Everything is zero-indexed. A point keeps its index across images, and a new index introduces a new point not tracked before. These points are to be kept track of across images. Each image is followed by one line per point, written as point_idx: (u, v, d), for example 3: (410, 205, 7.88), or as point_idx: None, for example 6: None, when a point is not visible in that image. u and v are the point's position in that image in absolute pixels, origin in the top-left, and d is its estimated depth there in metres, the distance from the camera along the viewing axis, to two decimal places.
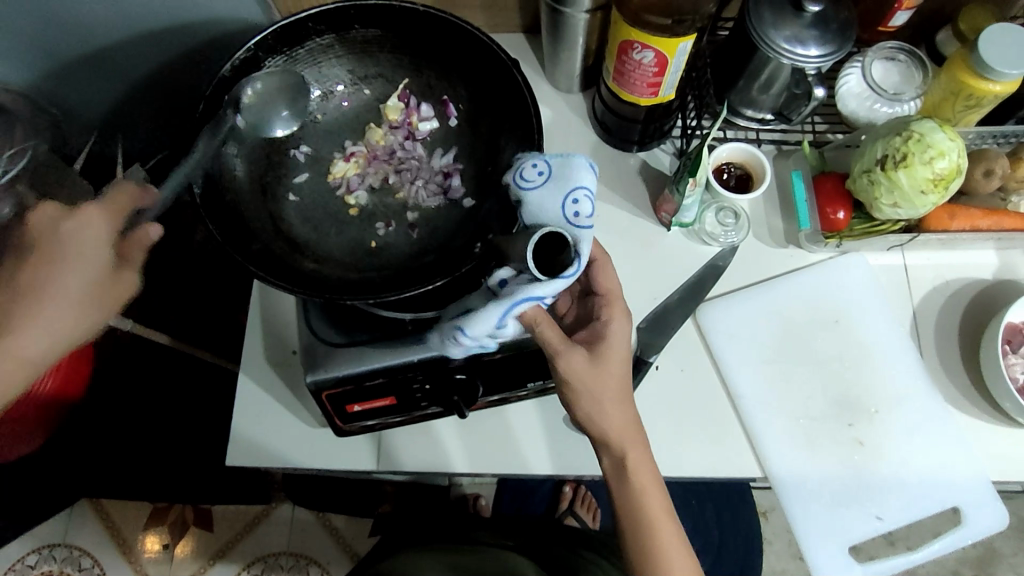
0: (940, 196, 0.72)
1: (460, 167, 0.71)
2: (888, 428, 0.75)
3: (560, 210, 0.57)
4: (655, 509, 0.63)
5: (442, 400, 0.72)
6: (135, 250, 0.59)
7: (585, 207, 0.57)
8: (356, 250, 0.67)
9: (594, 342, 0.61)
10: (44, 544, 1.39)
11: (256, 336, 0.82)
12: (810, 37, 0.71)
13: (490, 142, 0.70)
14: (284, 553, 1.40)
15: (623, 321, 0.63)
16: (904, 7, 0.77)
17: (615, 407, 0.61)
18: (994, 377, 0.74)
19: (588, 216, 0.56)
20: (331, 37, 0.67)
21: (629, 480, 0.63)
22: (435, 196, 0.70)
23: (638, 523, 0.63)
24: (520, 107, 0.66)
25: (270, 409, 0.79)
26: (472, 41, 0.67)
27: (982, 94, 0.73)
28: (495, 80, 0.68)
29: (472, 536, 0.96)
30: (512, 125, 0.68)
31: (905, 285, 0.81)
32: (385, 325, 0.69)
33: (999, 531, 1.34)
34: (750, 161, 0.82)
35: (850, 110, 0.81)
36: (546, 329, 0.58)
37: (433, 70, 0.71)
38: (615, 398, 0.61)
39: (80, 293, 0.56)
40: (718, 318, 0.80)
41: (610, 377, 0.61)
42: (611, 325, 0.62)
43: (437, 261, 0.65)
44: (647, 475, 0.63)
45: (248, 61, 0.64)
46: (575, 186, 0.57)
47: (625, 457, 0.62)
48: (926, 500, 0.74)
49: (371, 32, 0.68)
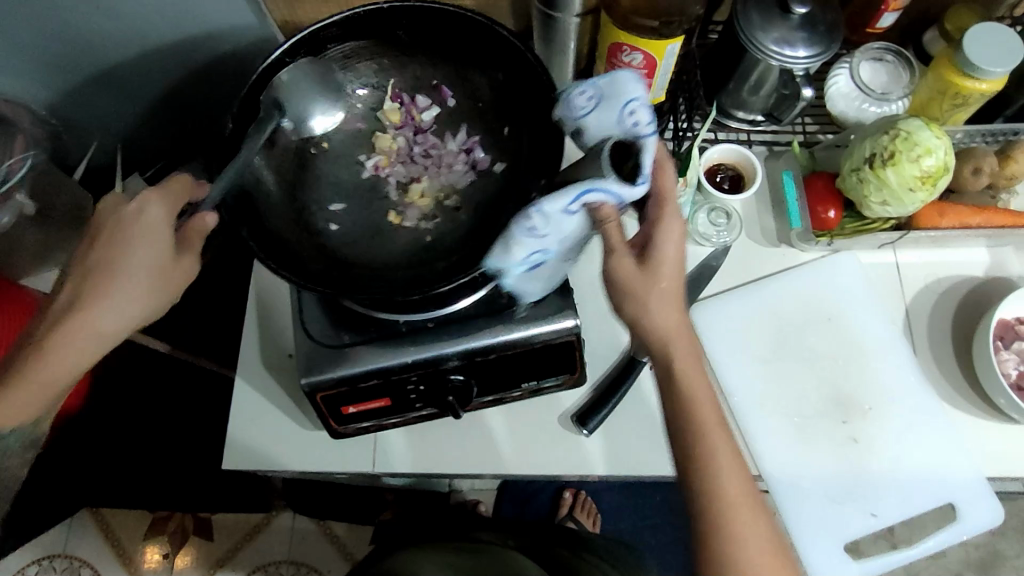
0: (928, 194, 0.73)
1: (478, 138, 0.70)
2: (881, 426, 0.76)
3: (618, 124, 0.60)
4: (708, 425, 0.55)
5: (436, 400, 0.72)
6: (194, 235, 0.63)
7: (641, 113, 0.59)
8: (412, 246, 0.67)
9: (646, 244, 0.58)
10: (44, 555, 1.39)
11: (252, 341, 0.82)
12: (798, 39, 0.72)
13: (517, 134, 0.69)
14: (285, 562, 1.39)
15: (676, 221, 0.57)
16: (891, 9, 0.78)
17: (662, 307, 0.56)
18: (988, 373, 0.74)
19: (648, 122, 0.58)
20: (355, 41, 0.69)
21: (675, 389, 0.56)
22: (466, 173, 0.70)
23: (673, 459, 0.56)
24: (542, 93, 0.66)
25: (267, 412, 0.80)
26: (486, 33, 0.68)
27: (969, 93, 0.74)
28: (514, 74, 0.68)
29: (472, 536, 0.96)
30: (534, 117, 0.67)
31: (897, 283, 0.81)
32: (378, 326, 0.69)
33: (1002, 533, 1.33)
34: (741, 161, 0.83)
35: (839, 110, 0.82)
36: (613, 229, 0.59)
37: (454, 71, 0.71)
38: (664, 299, 0.56)
39: (148, 276, 0.61)
40: (711, 318, 0.80)
41: (660, 279, 0.56)
42: (662, 226, 0.57)
43: (473, 247, 0.65)
44: (699, 384, 0.56)
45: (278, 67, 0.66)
46: (627, 98, 0.60)
47: (673, 362, 0.56)
48: (920, 496, 0.74)
49: (393, 34, 0.69)
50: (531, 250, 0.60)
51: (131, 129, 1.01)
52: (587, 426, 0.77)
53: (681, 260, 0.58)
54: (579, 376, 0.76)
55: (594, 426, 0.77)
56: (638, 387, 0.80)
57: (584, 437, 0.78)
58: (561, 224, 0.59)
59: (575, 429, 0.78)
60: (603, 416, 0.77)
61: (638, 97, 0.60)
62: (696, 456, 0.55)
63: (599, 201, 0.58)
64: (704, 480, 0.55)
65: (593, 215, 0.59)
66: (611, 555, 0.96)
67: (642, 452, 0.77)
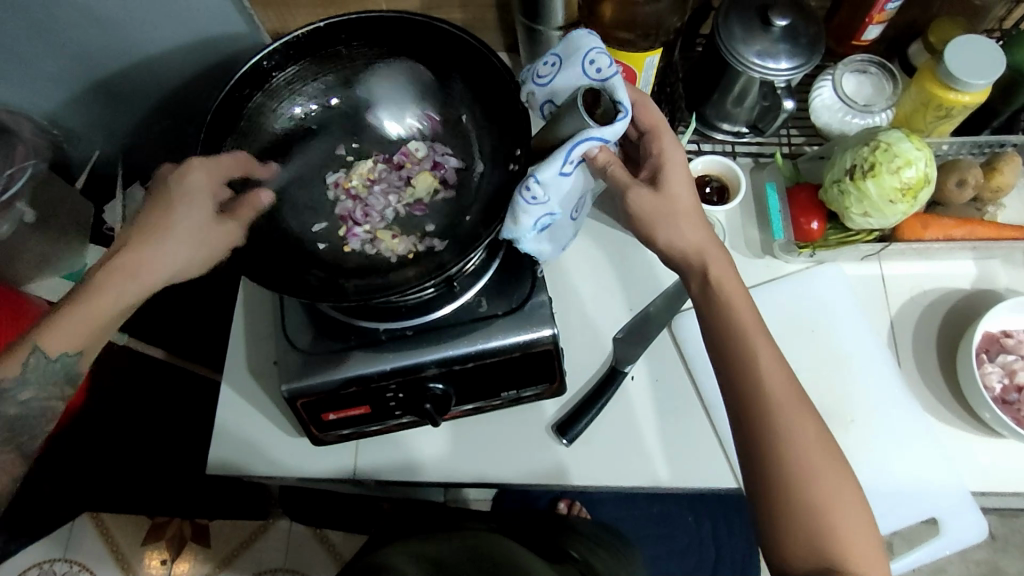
0: (909, 206, 0.73)
1: (453, 157, 0.71)
2: (863, 437, 0.75)
3: (585, 75, 0.63)
4: (757, 336, 0.60)
5: (414, 408, 0.72)
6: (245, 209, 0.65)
7: (603, 60, 0.62)
8: (391, 260, 0.67)
9: (656, 173, 0.63)
10: (44, 559, 1.39)
11: (238, 347, 0.83)
12: (781, 52, 0.73)
13: (493, 139, 0.69)
14: (281, 569, 1.39)
15: (675, 150, 0.63)
16: (875, 21, 0.78)
17: (690, 230, 0.61)
18: (971, 388, 0.74)
19: (609, 66, 0.62)
20: (296, 66, 0.68)
21: (723, 313, 0.60)
22: (442, 191, 0.71)
23: (747, 427, 0.59)
24: (513, 104, 0.67)
25: (252, 418, 0.80)
26: (427, 30, 0.68)
27: (952, 105, 0.74)
28: (474, 75, 0.69)
29: (463, 525, 0.94)
30: (507, 117, 0.68)
31: (882, 295, 0.81)
32: (358, 333, 0.70)
33: (1004, 550, 1.30)
34: (726, 173, 0.83)
35: (823, 122, 0.82)
36: (617, 169, 0.62)
37: (414, 75, 0.71)
38: (690, 221, 0.61)
39: (193, 233, 0.63)
40: (693, 330, 0.82)
41: (680, 200, 0.61)
42: (667, 155, 0.63)
43: (451, 252, 0.65)
44: (739, 296, 0.61)
45: (231, 104, 0.66)
46: (587, 51, 0.63)
47: (712, 277, 0.61)
48: (904, 510, 0.73)
49: (335, 51, 0.69)
50: (537, 219, 0.64)
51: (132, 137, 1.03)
52: (565, 436, 0.76)
53: (689, 180, 0.63)
54: (559, 386, 0.76)
55: (574, 435, 0.77)
56: (617, 398, 0.79)
57: (563, 447, 0.78)
58: (560, 185, 0.63)
59: (556, 438, 0.78)
60: (583, 426, 0.77)
61: (600, 48, 0.63)
62: (752, 416, 0.58)
63: (595, 150, 0.61)
64: (759, 430, 0.58)
65: (593, 162, 0.62)
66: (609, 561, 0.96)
67: (622, 462, 0.77)
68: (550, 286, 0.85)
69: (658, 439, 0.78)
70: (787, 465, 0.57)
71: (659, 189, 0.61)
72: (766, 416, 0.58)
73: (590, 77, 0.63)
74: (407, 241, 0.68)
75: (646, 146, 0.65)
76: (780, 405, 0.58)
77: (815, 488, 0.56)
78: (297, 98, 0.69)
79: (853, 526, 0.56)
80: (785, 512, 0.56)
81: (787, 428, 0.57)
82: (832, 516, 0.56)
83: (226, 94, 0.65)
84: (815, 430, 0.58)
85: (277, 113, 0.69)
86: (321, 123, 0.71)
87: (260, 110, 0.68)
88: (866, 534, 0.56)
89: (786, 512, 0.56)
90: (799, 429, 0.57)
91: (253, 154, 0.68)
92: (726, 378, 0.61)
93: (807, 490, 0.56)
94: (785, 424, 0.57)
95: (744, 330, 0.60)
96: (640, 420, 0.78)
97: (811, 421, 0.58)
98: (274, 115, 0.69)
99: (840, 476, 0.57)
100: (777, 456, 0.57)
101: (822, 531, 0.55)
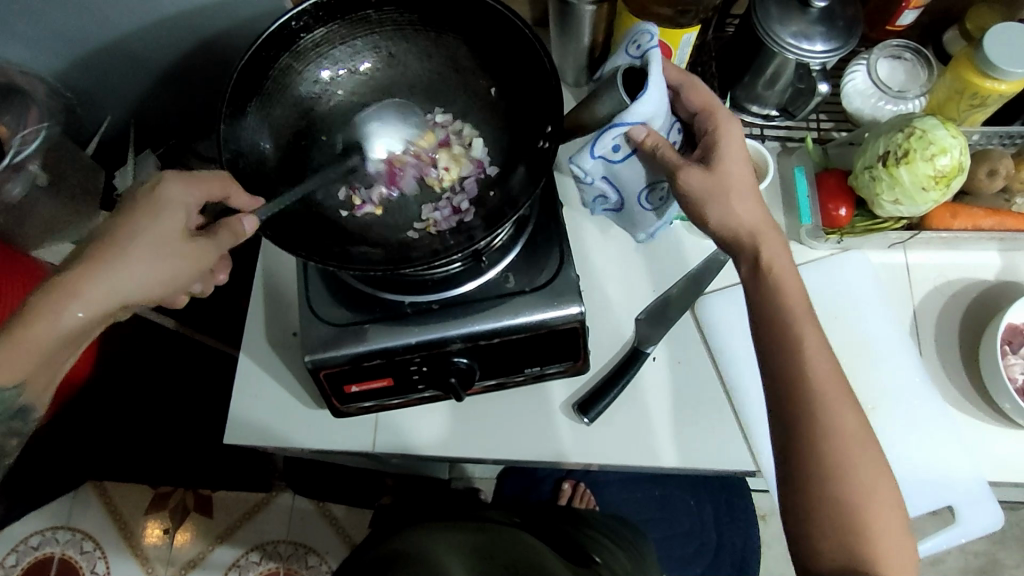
0: (941, 193, 0.73)
1: (482, 130, 0.70)
2: (882, 425, 0.75)
3: (628, 55, 0.65)
4: (803, 317, 0.60)
5: (438, 382, 0.72)
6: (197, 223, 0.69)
7: (644, 38, 0.63)
8: (416, 235, 0.66)
9: (710, 152, 0.63)
10: (47, 526, 1.40)
11: (257, 316, 0.83)
12: (817, 34, 0.71)
13: (521, 111, 0.68)
14: (284, 541, 1.40)
15: (732, 125, 0.63)
16: (912, 7, 0.77)
17: (727, 214, 0.61)
18: (993, 378, 0.74)
19: (650, 41, 0.62)
20: (325, 27, 0.66)
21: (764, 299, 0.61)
22: (467, 179, 0.69)
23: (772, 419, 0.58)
24: (545, 79, 0.65)
25: (270, 390, 0.80)
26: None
27: (989, 93, 0.73)
28: (507, 44, 0.67)
29: (482, 517, 0.93)
30: (537, 91, 0.66)
31: (906, 284, 0.81)
32: (383, 306, 0.69)
33: (1003, 542, 1.32)
34: (754, 156, 0.82)
35: (855, 108, 0.82)
36: (667, 151, 0.61)
37: (444, 44, 0.69)
38: (738, 209, 0.61)
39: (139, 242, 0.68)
40: (716, 313, 0.82)
41: (732, 176, 0.61)
42: (723, 131, 0.63)
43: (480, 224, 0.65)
44: (775, 294, 0.61)
45: (257, 65, 0.64)
46: (637, 31, 0.64)
47: (758, 251, 0.61)
48: (923, 497, 0.73)
49: (364, 15, 0.66)
50: None
51: (149, 102, 1.01)
52: (587, 415, 0.76)
53: (745, 160, 0.62)
54: (582, 364, 0.76)
55: (595, 414, 0.77)
56: (639, 379, 0.79)
57: (584, 425, 0.78)
58: (604, 167, 0.66)
59: (577, 417, 0.78)
60: (604, 405, 0.77)
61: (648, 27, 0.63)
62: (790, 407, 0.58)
63: (641, 133, 0.61)
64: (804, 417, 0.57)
65: (641, 147, 0.62)
66: (620, 542, 0.96)
67: (640, 443, 0.77)
68: (577, 266, 0.84)
69: (675, 421, 0.78)
70: (828, 454, 0.56)
71: (714, 166, 0.61)
72: (815, 408, 0.57)
73: (633, 56, 0.64)
74: (434, 214, 0.68)
75: (699, 124, 0.65)
76: (823, 392, 0.57)
77: (840, 483, 0.55)
78: (325, 60, 0.68)
79: (890, 526, 0.55)
80: (822, 501, 0.56)
81: (832, 416, 0.57)
82: (864, 507, 0.55)
83: (252, 55, 0.63)
84: (856, 419, 0.57)
85: (304, 76, 0.68)
86: (348, 88, 0.70)
87: (286, 72, 0.66)
88: (896, 533, 0.55)
89: (822, 499, 0.56)
90: (840, 419, 0.57)
91: (277, 116, 0.67)
92: (767, 356, 0.60)
93: (847, 481, 0.55)
94: (833, 412, 0.57)
95: (780, 315, 0.60)
96: (659, 401, 0.79)
97: (853, 410, 0.57)
98: (301, 77, 0.68)
99: (869, 459, 0.56)
100: (817, 445, 0.56)
101: (852, 525, 0.55)
